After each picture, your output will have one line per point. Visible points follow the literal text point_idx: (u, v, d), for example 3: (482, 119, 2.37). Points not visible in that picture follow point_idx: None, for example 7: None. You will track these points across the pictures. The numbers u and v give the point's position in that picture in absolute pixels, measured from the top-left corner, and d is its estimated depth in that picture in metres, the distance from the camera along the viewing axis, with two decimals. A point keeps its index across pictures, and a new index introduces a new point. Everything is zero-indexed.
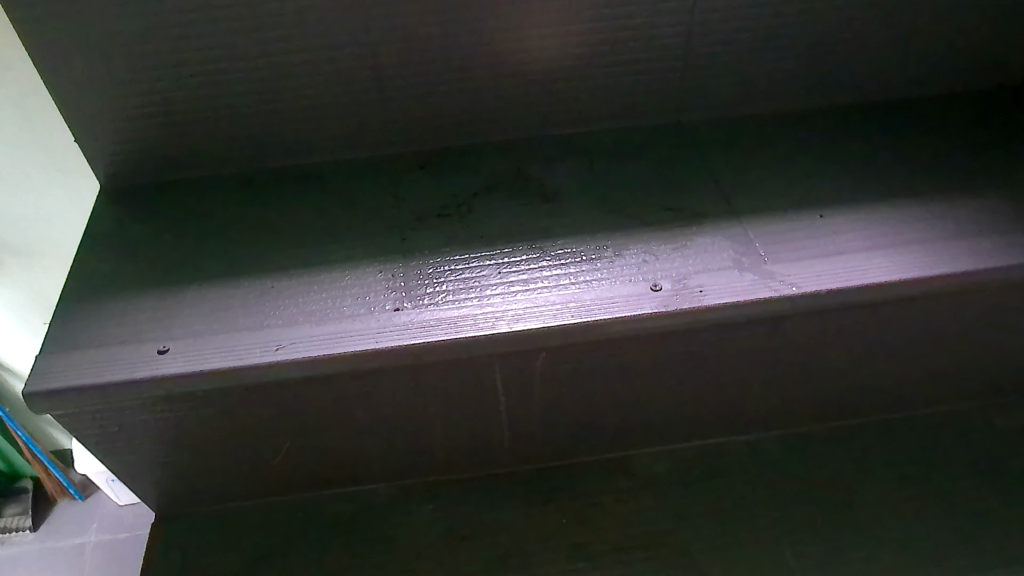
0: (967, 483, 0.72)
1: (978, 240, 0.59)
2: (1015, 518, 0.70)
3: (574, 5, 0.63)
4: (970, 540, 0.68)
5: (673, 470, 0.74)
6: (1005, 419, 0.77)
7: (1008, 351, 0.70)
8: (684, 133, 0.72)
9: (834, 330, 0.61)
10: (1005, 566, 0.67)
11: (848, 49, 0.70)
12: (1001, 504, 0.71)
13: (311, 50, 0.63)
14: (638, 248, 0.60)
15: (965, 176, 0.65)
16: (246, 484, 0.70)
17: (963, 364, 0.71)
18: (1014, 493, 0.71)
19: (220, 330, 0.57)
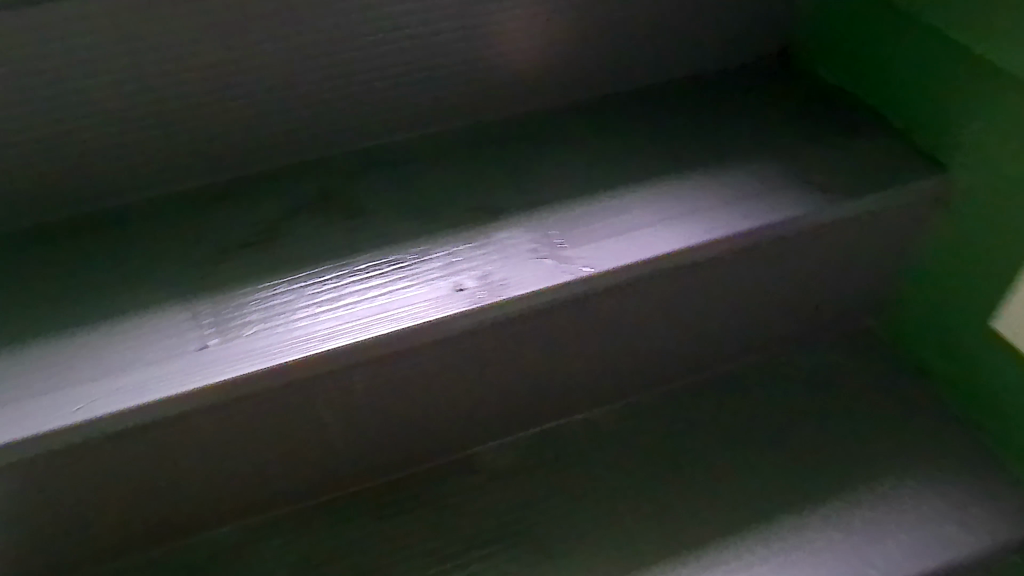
0: (788, 417, 0.78)
1: (748, 201, 0.65)
2: (828, 444, 0.75)
3: (345, 12, 0.64)
4: (798, 470, 0.73)
5: (518, 460, 0.75)
6: (814, 357, 0.84)
7: (802, 295, 0.77)
8: (483, 133, 0.74)
9: (635, 305, 0.66)
10: (829, 488, 0.72)
11: (610, 38, 0.76)
12: (814, 434, 0.76)
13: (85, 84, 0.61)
14: (443, 249, 0.61)
15: (730, 142, 0.71)
16: (73, 558, 0.65)
17: (759, 313, 0.77)
18: (827, 424, 0.77)
19: (9, 399, 0.53)
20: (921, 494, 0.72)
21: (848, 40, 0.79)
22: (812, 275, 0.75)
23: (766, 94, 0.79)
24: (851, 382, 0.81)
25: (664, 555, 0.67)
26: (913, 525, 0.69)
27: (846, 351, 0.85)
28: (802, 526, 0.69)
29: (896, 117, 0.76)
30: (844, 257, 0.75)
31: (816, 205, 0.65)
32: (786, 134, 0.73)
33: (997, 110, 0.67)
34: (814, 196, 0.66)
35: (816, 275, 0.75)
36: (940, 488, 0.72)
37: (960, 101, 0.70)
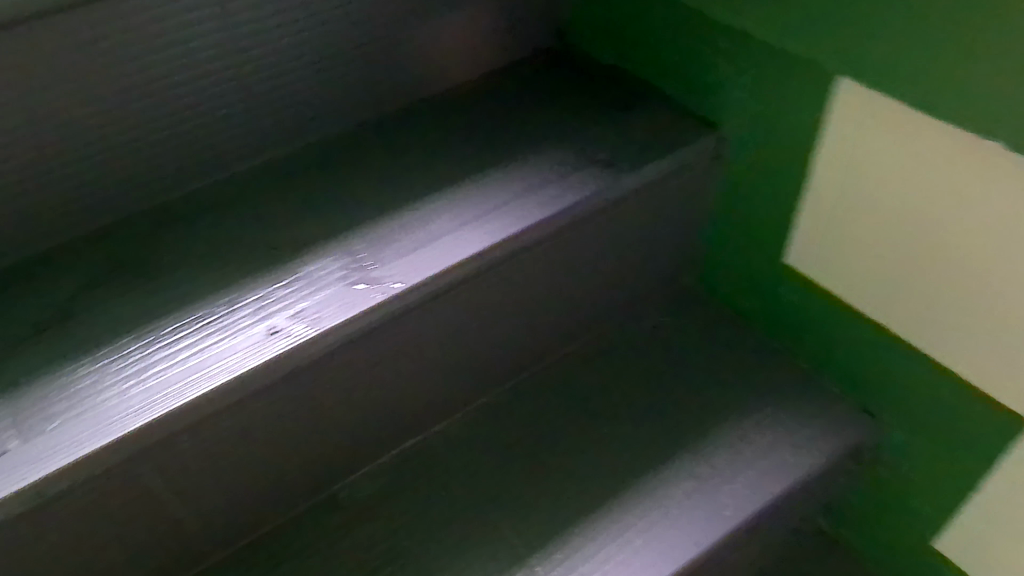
0: (631, 384, 0.81)
1: (539, 193, 0.70)
2: (670, 398, 0.80)
3: (109, 68, 0.61)
4: (644, 434, 0.77)
5: (383, 486, 0.74)
6: (643, 322, 0.88)
7: (616, 269, 0.81)
8: (274, 172, 0.74)
9: (458, 311, 0.68)
10: (678, 439, 0.76)
11: (389, 59, 0.77)
12: (657, 392, 0.80)
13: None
14: (251, 295, 0.62)
15: (515, 144, 0.76)
16: None
17: (584, 293, 0.80)
18: (667, 380, 0.82)
19: None
20: (757, 430, 0.77)
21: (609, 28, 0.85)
22: (619, 248, 0.79)
23: (544, 88, 0.84)
24: (680, 335, 0.86)
25: (540, 541, 0.69)
26: (751, 461, 0.74)
27: (674, 311, 0.89)
28: (655, 487, 0.72)
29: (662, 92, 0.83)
30: (645, 226, 0.79)
31: (599, 186, 0.71)
32: (566, 126, 0.78)
33: (738, 74, 0.75)
34: (595, 176, 0.72)
35: (622, 248, 0.79)
36: (771, 415, 0.78)
37: (717, 66, 0.76)
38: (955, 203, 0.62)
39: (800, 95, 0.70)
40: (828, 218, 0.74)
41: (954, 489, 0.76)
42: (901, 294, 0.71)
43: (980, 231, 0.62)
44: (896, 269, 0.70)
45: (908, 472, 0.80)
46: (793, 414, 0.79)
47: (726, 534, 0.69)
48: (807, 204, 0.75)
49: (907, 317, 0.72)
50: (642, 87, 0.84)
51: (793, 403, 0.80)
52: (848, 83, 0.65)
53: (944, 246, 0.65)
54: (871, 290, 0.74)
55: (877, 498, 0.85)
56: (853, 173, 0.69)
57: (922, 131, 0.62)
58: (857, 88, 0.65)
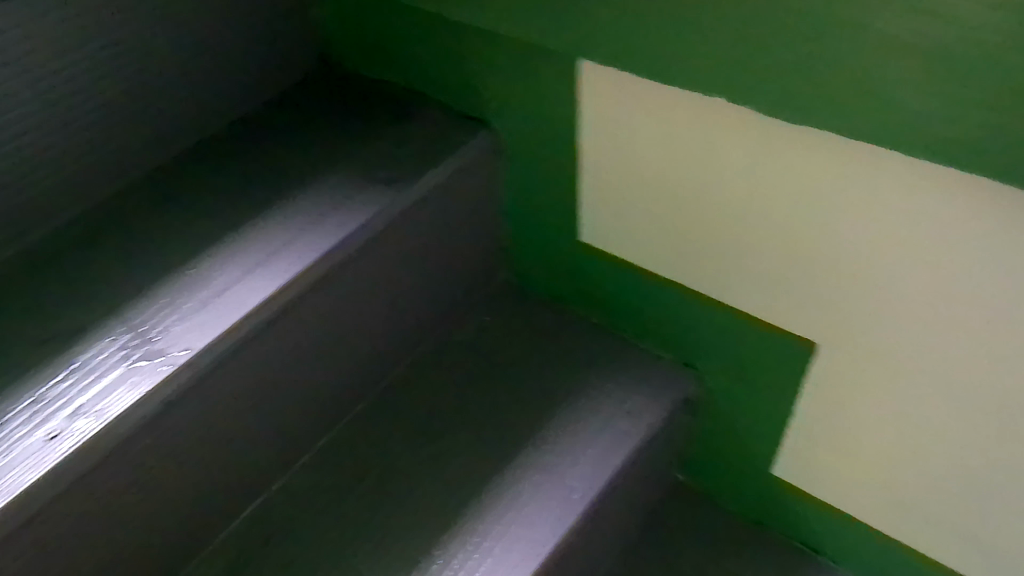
0: (461, 393, 0.82)
1: (321, 224, 0.69)
2: (499, 397, 0.82)
3: None
4: (486, 443, 0.77)
5: (229, 560, 0.69)
6: (463, 333, 0.89)
7: (417, 286, 0.81)
8: (23, 263, 0.66)
9: (263, 362, 0.66)
10: (514, 435, 0.78)
11: (139, 113, 0.72)
12: (486, 394, 0.82)
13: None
14: (18, 402, 0.56)
15: (293, 178, 0.74)
16: None
17: (395, 315, 0.80)
18: (494, 382, 0.83)
19: None
20: (590, 409, 0.80)
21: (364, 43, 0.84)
22: (415, 266, 0.79)
23: (311, 114, 0.81)
24: (499, 335, 0.88)
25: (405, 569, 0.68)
26: (589, 439, 0.77)
27: (485, 316, 0.91)
28: (506, 489, 0.73)
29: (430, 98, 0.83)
30: (435, 240, 0.80)
31: (381, 205, 0.71)
32: (341, 150, 0.77)
33: (490, 71, 0.76)
34: (375, 198, 0.71)
35: (415, 264, 0.79)
36: (594, 392, 0.82)
37: (472, 68, 0.77)
38: (703, 157, 0.66)
39: (550, 85, 0.72)
40: (606, 197, 0.77)
41: (769, 416, 0.82)
42: (681, 248, 0.75)
43: (731, 181, 0.66)
44: (670, 225, 0.74)
45: (726, 413, 0.86)
46: (614, 386, 0.83)
47: (580, 515, 0.71)
48: (585, 186, 0.78)
49: (691, 267, 0.76)
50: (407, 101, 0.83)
51: (614, 375, 0.84)
52: (588, 63, 0.67)
53: (706, 200, 0.69)
54: (659, 253, 0.78)
55: (707, 440, 0.91)
56: (614, 149, 0.72)
57: (659, 97, 0.65)
58: (596, 66, 0.67)
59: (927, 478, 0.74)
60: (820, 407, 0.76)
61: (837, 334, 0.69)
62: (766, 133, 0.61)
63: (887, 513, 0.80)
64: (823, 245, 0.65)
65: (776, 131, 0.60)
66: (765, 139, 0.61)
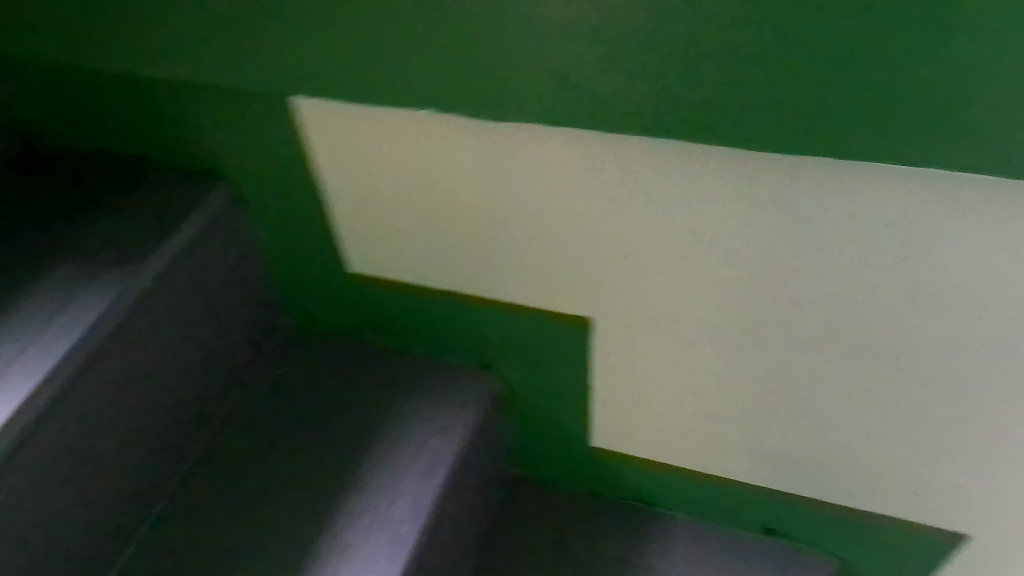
0: (260, 466, 0.80)
1: (46, 337, 0.63)
2: (300, 458, 0.80)
3: None
4: (302, 507, 0.76)
5: None
6: (255, 401, 0.86)
7: (183, 367, 0.76)
8: None
9: (19, 501, 0.59)
10: (322, 492, 0.77)
11: None
12: (286, 460, 0.80)
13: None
14: None
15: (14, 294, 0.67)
16: None
17: (171, 404, 0.76)
18: (293, 443, 0.81)
19: None
20: (399, 443, 0.80)
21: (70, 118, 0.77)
22: (174, 352, 0.75)
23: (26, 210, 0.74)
24: (291, 391, 0.86)
25: None
26: (405, 470, 0.77)
27: (274, 376, 0.88)
28: (329, 550, 0.72)
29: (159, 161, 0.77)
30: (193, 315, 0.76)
31: (112, 299, 0.66)
32: (67, 247, 0.71)
33: (212, 125, 0.72)
34: (104, 292, 0.66)
35: (178, 345, 0.75)
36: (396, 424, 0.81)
37: (189, 129, 0.73)
38: (437, 172, 0.67)
39: (274, 132, 0.70)
40: (361, 227, 0.76)
41: (571, 397, 0.85)
42: (445, 260, 0.75)
43: (470, 189, 0.67)
44: (427, 240, 0.74)
45: (534, 404, 0.88)
46: (418, 407, 0.83)
47: (413, 547, 0.72)
48: (337, 221, 0.76)
49: (459, 275, 0.76)
50: (127, 172, 0.77)
51: (414, 399, 0.83)
52: (300, 100, 0.65)
53: (454, 211, 0.70)
54: (427, 271, 0.77)
55: (524, 434, 0.93)
56: (352, 179, 0.71)
57: (378, 122, 0.64)
58: (308, 102, 0.65)
59: (720, 411, 0.80)
60: (612, 375, 0.80)
61: (606, 306, 0.73)
62: (486, 139, 0.62)
63: (695, 452, 0.87)
64: (568, 230, 0.67)
65: (495, 134, 0.62)
66: (487, 144, 0.63)
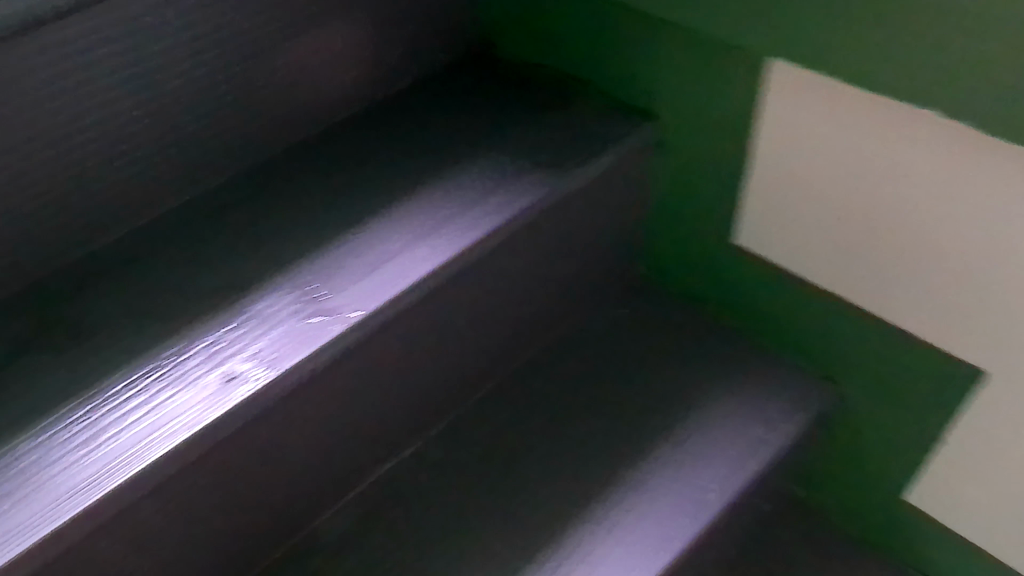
0: (599, 377, 0.81)
1: (491, 198, 0.68)
2: (637, 387, 0.80)
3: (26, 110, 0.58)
4: (628, 433, 0.76)
5: (359, 522, 0.71)
6: (604, 319, 0.87)
7: (567, 262, 0.79)
8: (199, 207, 0.71)
9: (416, 326, 0.66)
10: (653, 426, 0.76)
11: (317, 77, 0.75)
12: (624, 382, 0.80)
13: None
14: (198, 342, 0.60)
15: (460, 144, 0.74)
16: None
17: (548, 290, 0.80)
18: (633, 367, 0.82)
19: None
20: (736, 410, 0.78)
21: (537, 22, 0.84)
22: (569, 249, 0.78)
23: (481, 82, 0.82)
24: (641, 322, 0.86)
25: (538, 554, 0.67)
26: (743, 434, 0.75)
27: (627, 303, 0.89)
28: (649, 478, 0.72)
29: (601, 77, 0.82)
30: (590, 220, 0.78)
31: (550, 184, 0.69)
32: (508, 117, 0.77)
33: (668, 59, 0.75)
34: (545, 179, 0.70)
35: (571, 244, 0.78)
36: (736, 391, 0.79)
37: (644, 59, 0.77)
38: (859, 161, 0.67)
39: (730, 75, 0.71)
40: (770, 203, 0.76)
41: (916, 441, 0.79)
42: (848, 258, 0.73)
43: (919, 195, 0.65)
44: (838, 236, 0.73)
45: (870, 434, 0.83)
46: (765, 383, 0.80)
47: (728, 507, 0.71)
48: (747, 193, 0.77)
49: (856, 268, 0.73)
50: (574, 81, 0.83)
51: (762, 378, 0.81)
52: (778, 63, 0.67)
53: (886, 213, 0.68)
54: (817, 266, 0.76)
55: (837, 452, 0.88)
56: (788, 154, 0.72)
57: (854, 100, 0.64)
58: (786, 67, 0.67)
59: None
60: (977, 438, 0.74)
61: (1013, 362, 0.67)
62: (963, 149, 0.60)
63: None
64: (1015, 267, 0.62)
65: (976, 144, 0.59)
66: (963, 154, 0.60)
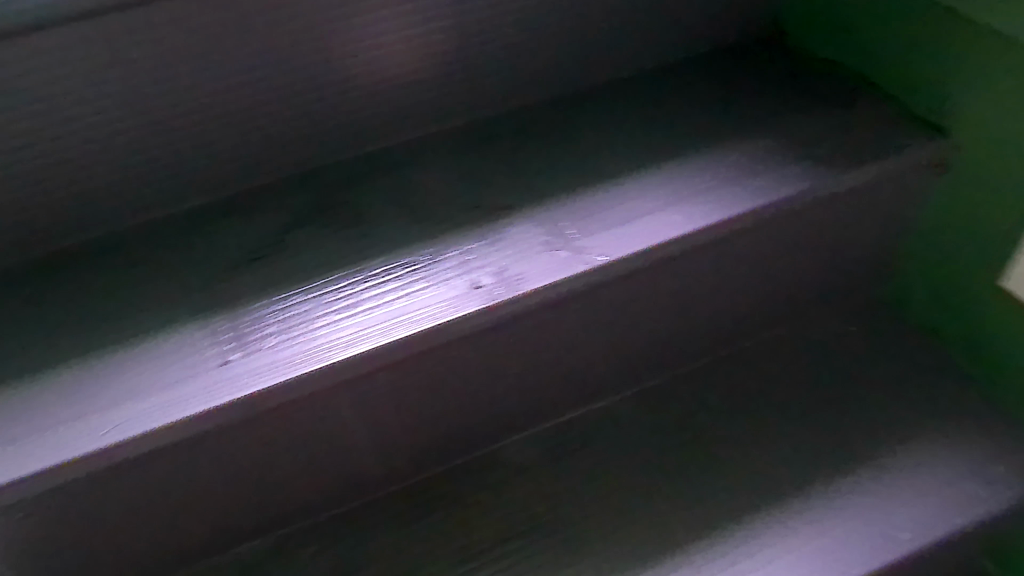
0: (812, 386, 0.79)
1: (758, 178, 0.68)
2: (852, 406, 0.77)
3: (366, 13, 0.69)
4: (826, 447, 0.74)
5: (544, 451, 0.76)
6: (833, 326, 0.85)
7: (811, 262, 0.78)
8: (478, 131, 0.78)
9: (649, 285, 0.68)
10: (858, 450, 0.74)
11: (615, 31, 0.79)
12: (841, 399, 0.78)
13: (73, 111, 0.64)
14: (456, 249, 0.66)
15: (738, 120, 0.74)
16: (129, 566, 0.68)
17: (781, 288, 0.79)
18: (851, 386, 0.79)
19: (29, 432, 0.57)
20: (956, 457, 0.73)
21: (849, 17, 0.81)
22: (817, 250, 0.77)
23: (773, 66, 0.81)
24: (867, 344, 0.84)
25: (704, 532, 0.69)
26: (960, 483, 0.71)
27: (860, 321, 0.86)
28: (843, 495, 0.70)
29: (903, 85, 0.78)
30: (846, 225, 0.76)
31: (822, 177, 0.67)
32: (793, 104, 0.75)
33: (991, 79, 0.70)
34: (817, 172, 0.68)
35: (819, 246, 0.76)
36: (960, 439, 0.74)
37: (964, 74, 0.72)
38: None
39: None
40: None
41: None
42: None
43: None
44: None
45: None
46: (996, 442, 0.74)
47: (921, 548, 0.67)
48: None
49: None
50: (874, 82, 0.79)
51: (996, 437, 0.75)
52: None
53: None
54: None
55: None
56: None
57: None
58: None
59: None
60: None
61: None
62: None
63: None
64: None
65: None
66: None
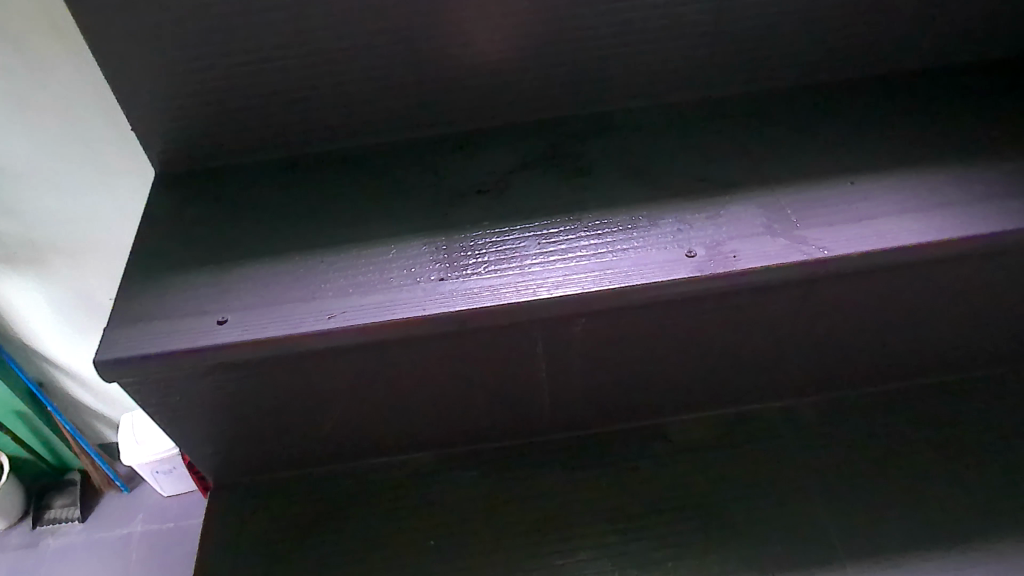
0: (999, 435, 0.77)
1: (1009, 202, 0.64)
2: None
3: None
4: (1010, 506, 0.71)
5: (710, 436, 0.78)
6: None
7: None
8: (712, 108, 0.78)
9: (861, 294, 0.67)
10: None
11: (882, 33, 0.75)
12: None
13: (355, 44, 0.69)
14: (673, 218, 0.66)
15: (997, 141, 0.69)
16: (320, 447, 0.76)
17: (995, 330, 0.75)
18: None
19: (267, 304, 0.64)
20: None
21: None
22: None
23: None
24: None
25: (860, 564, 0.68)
26: None
27: None
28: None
29: None
30: None
31: None
32: None
33: None
34: None
35: None
36: None
37: None
38: None
39: None
40: None
41: None
42: None
43: None
44: None
45: None
46: None
47: None
48: None
49: None
50: None
51: None
52: None
53: None
54: None
55: None
56: None
57: None
58: None
59: None
60: None
61: None
62: None
63: None
64: None
65: None
66: None
